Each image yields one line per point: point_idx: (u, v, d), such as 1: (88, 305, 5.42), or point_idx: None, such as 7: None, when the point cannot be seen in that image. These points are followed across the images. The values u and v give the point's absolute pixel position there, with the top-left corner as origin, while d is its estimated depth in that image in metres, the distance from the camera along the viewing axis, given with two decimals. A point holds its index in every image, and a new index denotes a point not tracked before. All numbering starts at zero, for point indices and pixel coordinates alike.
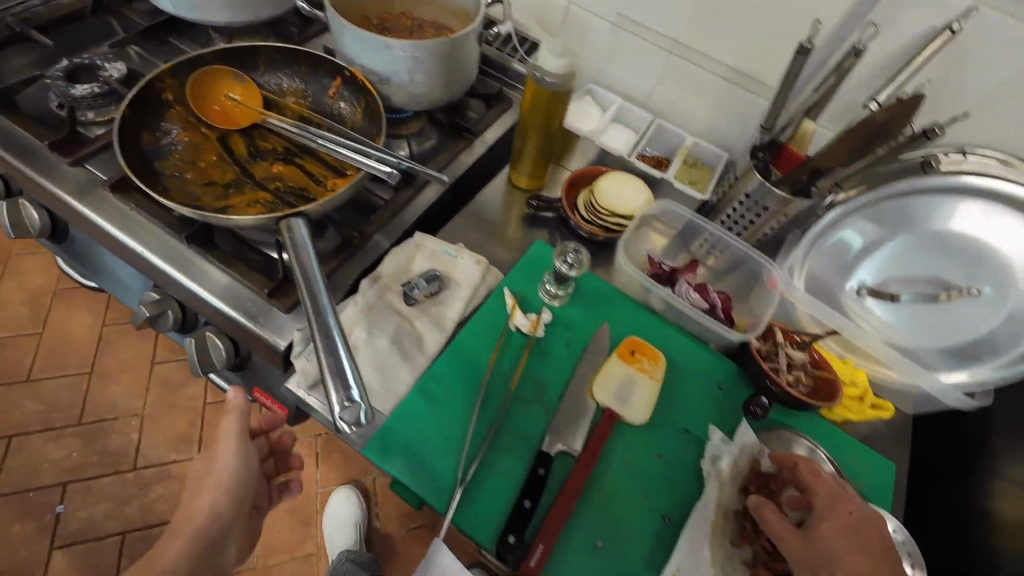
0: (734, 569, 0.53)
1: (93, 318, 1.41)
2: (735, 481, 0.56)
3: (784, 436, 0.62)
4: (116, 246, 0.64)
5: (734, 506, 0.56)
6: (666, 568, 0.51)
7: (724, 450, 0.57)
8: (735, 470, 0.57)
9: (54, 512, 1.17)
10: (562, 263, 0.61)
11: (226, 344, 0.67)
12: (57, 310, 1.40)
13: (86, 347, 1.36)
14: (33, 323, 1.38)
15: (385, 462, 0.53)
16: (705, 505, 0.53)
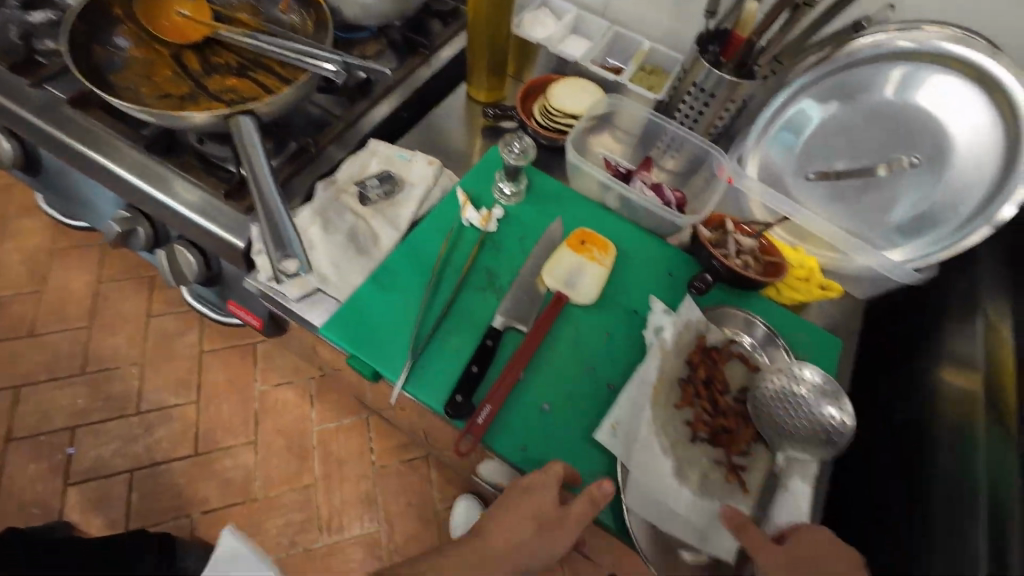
0: (676, 429, 0.55)
1: (89, 275, 1.45)
2: (680, 351, 0.59)
3: (726, 312, 0.64)
4: (82, 161, 0.66)
5: (678, 373, 0.58)
6: (606, 421, 0.54)
7: (664, 318, 0.60)
8: (680, 340, 0.59)
9: (67, 454, 1.24)
10: (507, 152, 0.63)
11: (196, 258, 0.69)
12: (53, 269, 1.44)
13: (84, 303, 1.41)
14: (32, 281, 1.42)
15: (340, 339, 0.57)
16: (650, 369, 0.56)
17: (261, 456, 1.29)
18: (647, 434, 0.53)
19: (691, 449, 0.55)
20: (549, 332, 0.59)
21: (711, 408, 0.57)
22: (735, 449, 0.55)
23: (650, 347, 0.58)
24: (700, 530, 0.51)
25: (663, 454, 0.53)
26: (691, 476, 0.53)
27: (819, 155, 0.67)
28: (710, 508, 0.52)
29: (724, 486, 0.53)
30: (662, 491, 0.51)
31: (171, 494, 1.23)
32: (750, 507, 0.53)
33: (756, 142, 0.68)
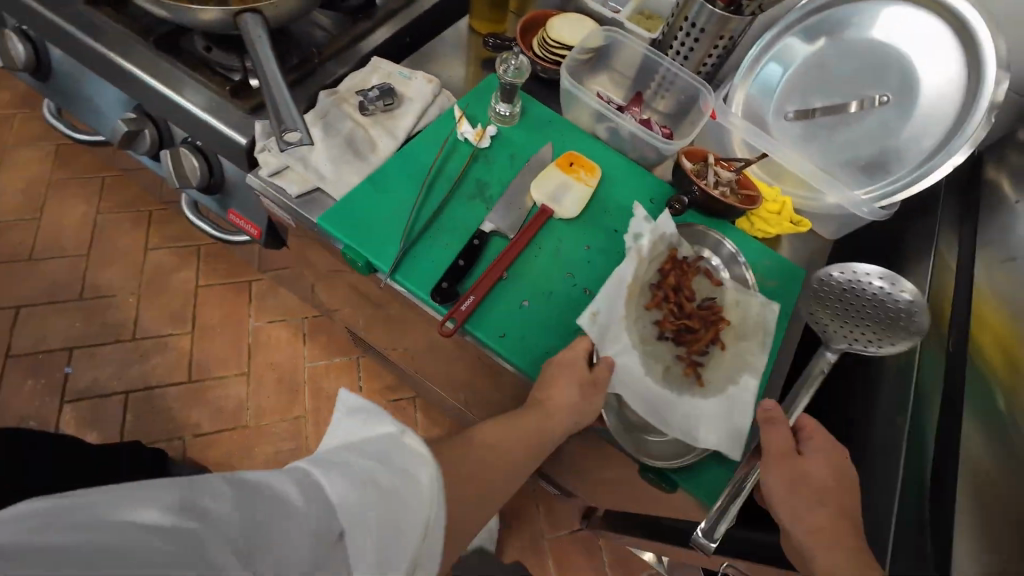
0: (643, 324, 0.61)
1: (88, 206, 1.46)
2: (652, 260, 0.64)
3: (697, 231, 0.68)
4: (94, 58, 0.68)
5: (650, 279, 0.64)
6: (587, 308, 0.59)
7: (645, 228, 0.64)
8: (653, 248, 0.64)
9: (64, 373, 1.28)
10: (504, 69, 0.67)
11: (198, 162, 0.71)
12: (52, 198, 1.46)
13: (82, 232, 1.43)
14: (31, 208, 1.44)
15: (336, 230, 0.60)
16: (626, 271, 0.62)
17: (253, 387, 1.33)
18: (617, 325, 0.60)
19: (656, 344, 0.61)
20: (533, 239, 0.63)
21: (679, 311, 0.62)
22: (697, 348, 0.61)
23: (630, 252, 0.63)
24: (660, 408, 0.57)
25: (630, 344, 0.60)
26: (653, 367, 0.59)
27: (799, 96, 0.71)
28: (672, 393, 0.58)
29: (684, 379, 0.59)
30: (628, 374, 0.58)
31: (164, 417, 1.28)
32: (704, 399, 0.58)
33: (741, 81, 0.72)
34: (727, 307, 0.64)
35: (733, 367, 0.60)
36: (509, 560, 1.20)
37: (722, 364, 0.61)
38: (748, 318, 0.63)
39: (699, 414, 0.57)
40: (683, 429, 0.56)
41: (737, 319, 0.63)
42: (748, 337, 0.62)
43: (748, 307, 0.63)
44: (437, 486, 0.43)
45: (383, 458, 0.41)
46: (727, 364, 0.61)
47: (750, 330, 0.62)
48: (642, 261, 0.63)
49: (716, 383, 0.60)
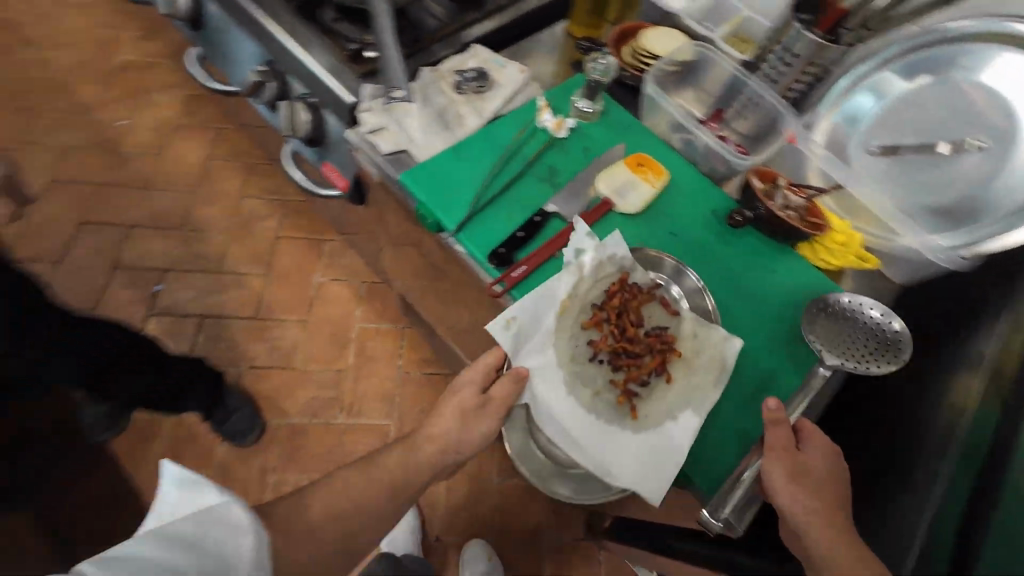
0: (576, 342, 0.65)
1: (202, 152, 1.66)
2: (597, 279, 0.66)
3: (649, 256, 0.67)
4: (243, 15, 0.80)
5: (595, 299, 0.66)
6: (506, 312, 0.62)
7: (592, 245, 0.65)
8: (598, 266, 0.65)
9: (154, 291, 1.45)
10: (593, 67, 0.73)
11: (307, 116, 0.81)
12: (175, 140, 1.67)
13: (194, 172, 1.62)
14: (157, 145, 1.65)
15: (414, 188, 0.67)
16: (563, 291, 0.65)
17: (306, 335, 1.45)
18: (547, 341, 0.64)
19: (590, 366, 0.65)
20: (591, 226, 0.68)
21: (620, 336, 0.65)
22: (633, 378, 0.63)
23: (567, 267, 0.64)
24: (575, 432, 0.61)
25: (558, 361, 0.64)
26: (580, 390, 0.64)
27: (887, 131, 0.70)
28: (591, 420, 0.62)
29: (614, 408, 0.63)
30: (550, 397, 0.63)
31: (227, 346, 1.41)
32: (631, 429, 0.62)
33: (827, 111, 0.73)
34: (676, 335, 0.65)
35: (675, 399, 0.62)
36: (508, 552, 1.21)
37: (660, 394, 0.63)
38: (698, 350, 0.63)
39: (615, 448, 0.61)
40: (599, 463, 0.60)
41: (689, 351, 0.64)
42: (694, 371, 0.63)
43: (705, 337, 0.63)
44: (262, 546, 0.49)
45: (191, 544, 0.45)
46: (668, 400, 0.62)
47: (702, 366, 0.63)
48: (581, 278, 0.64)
49: (646, 416, 0.62)
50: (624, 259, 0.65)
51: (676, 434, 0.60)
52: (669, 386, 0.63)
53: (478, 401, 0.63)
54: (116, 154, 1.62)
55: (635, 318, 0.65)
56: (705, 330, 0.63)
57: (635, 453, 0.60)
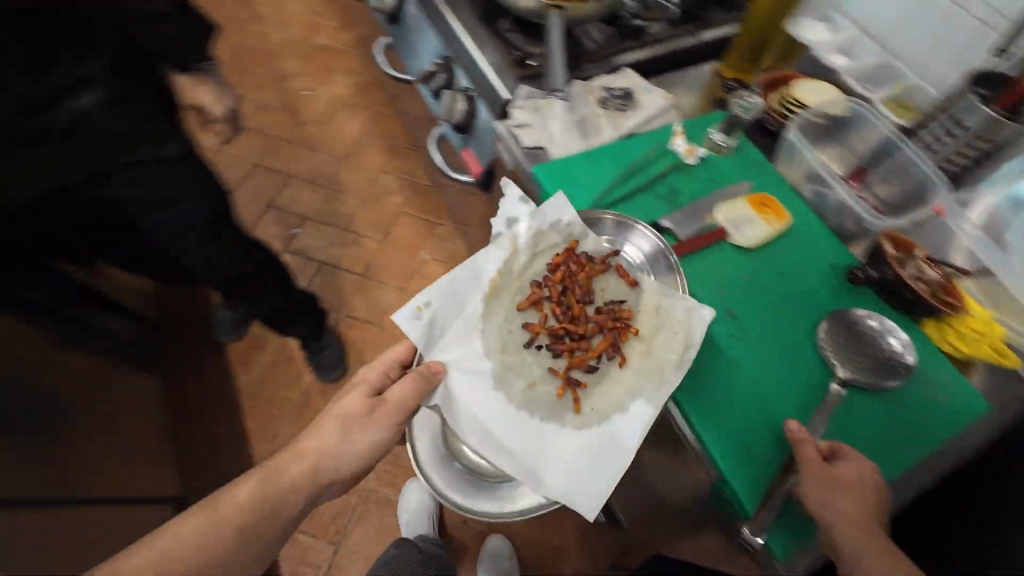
0: (513, 322, 0.73)
1: (360, 127, 1.92)
2: (535, 249, 0.74)
3: (591, 217, 0.71)
4: (436, 16, 0.95)
5: (539, 275, 0.75)
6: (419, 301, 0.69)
7: (525, 219, 0.73)
8: (540, 235, 0.73)
9: (292, 233, 1.69)
10: (738, 104, 0.76)
11: (464, 106, 0.93)
12: (342, 113, 1.94)
13: (348, 142, 1.88)
14: (327, 115, 1.94)
15: (545, 181, 0.73)
16: (493, 269, 0.73)
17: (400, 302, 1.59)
18: (473, 329, 0.71)
19: (525, 354, 0.72)
20: (699, 251, 0.69)
21: (563, 317, 0.73)
22: (580, 364, 0.70)
23: (498, 239, 0.74)
24: (506, 434, 0.66)
25: (485, 353, 0.70)
26: (513, 381, 0.70)
27: None
28: (527, 413, 0.68)
29: (555, 401, 0.69)
30: (466, 400, 0.68)
31: (335, 293, 1.60)
32: (573, 424, 0.67)
33: (989, 193, 0.71)
34: (630, 305, 0.71)
35: (621, 381, 0.68)
36: (529, 558, 1.21)
37: (609, 377, 0.69)
38: (651, 319, 0.68)
39: (548, 454, 0.65)
40: (535, 471, 0.64)
41: (648, 327, 0.68)
42: (654, 345, 0.67)
43: (669, 310, 0.66)
44: None
45: None
46: (618, 387, 0.67)
47: (661, 341, 0.66)
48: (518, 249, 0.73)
49: (590, 408, 0.67)
50: (569, 228, 0.72)
51: (626, 423, 0.64)
52: (622, 369, 0.69)
53: (366, 407, 0.65)
54: (293, 116, 1.92)
55: (582, 289, 0.73)
56: (661, 297, 0.67)
57: (579, 444, 0.65)
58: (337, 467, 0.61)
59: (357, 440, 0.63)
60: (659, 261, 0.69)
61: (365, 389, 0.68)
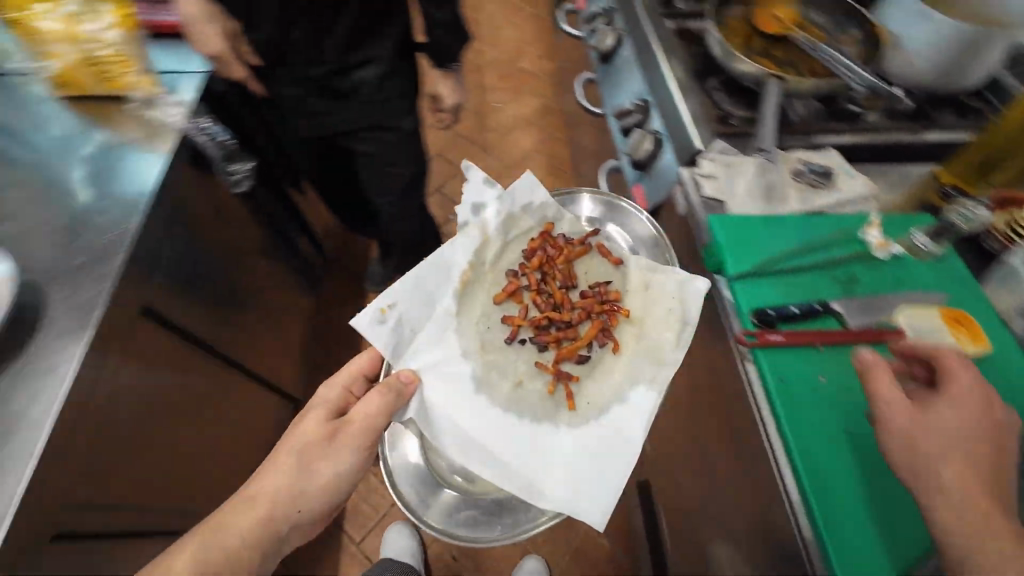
0: (493, 319, 0.87)
1: (533, 143, 2.11)
2: (508, 243, 0.92)
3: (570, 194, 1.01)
4: (651, 63, 1.03)
5: (514, 266, 0.92)
6: (386, 302, 0.79)
7: (495, 205, 0.91)
8: (510, 218, 0.92)
9: (450, 217, 1.90)
10: (957, 213, 0.71)
11: (650, 146, 0.98)
12: (521, 127, 2.16)
13: (519, 154, 2.08)
14: (509, 125, 2.16)
15: (719, 229, 0.75)
16: (465, 260, 0.87)
17: None
18: (448, 326, 0.83)
19: (511, 350, 0.85)
20: (867, 347, 0.65)
21: (545, 306, 0.88)
22: (568, 356, 0.83)
23: (468, 225, 0.89)
24: (496, 444, 0.75)
25: (467, 351, 0.82)
26: (501, 381, 0.81)
27: None
28: (518, 414, 0.77)
29: (547, 398, 0.80)
30: (448, 409, 0.76)
31: None
32: (568, 420, 0.77)
33: None
34: (615, 289, 0.88)
35: (620, 371, 0.80)
36: None
37: (603, 368, 0.82)
38: (635, 298, 0.86)
39: (545, 464, 0.73)
40: (530, 480, 0.72)
41: (637, 307, 0.85)
42: (646, 323, 0.82)
43: (661, 286, 0.83)
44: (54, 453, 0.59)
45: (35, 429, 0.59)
46: (611, 377, 0.80)
47: (654, 311, 0.82)
48: (489, 234, 0.90)
49: (585, 403, 0.79)
50: (543, 209, 0.94)
51: (628, 414, 0.75)
52: (614, 355, 0.83)
53: (327, 430, 0.67)
54: (477, 121, 2.16)
55: (568, 275, 0.91)
56: (654, 278, 0.84)
57: (580, 439, 0.75)
58: (298, 508, 0.64)
59: (321, 466, 0.65)
60: (611, 203, 0.99)
61: (331, 405, 0.72)
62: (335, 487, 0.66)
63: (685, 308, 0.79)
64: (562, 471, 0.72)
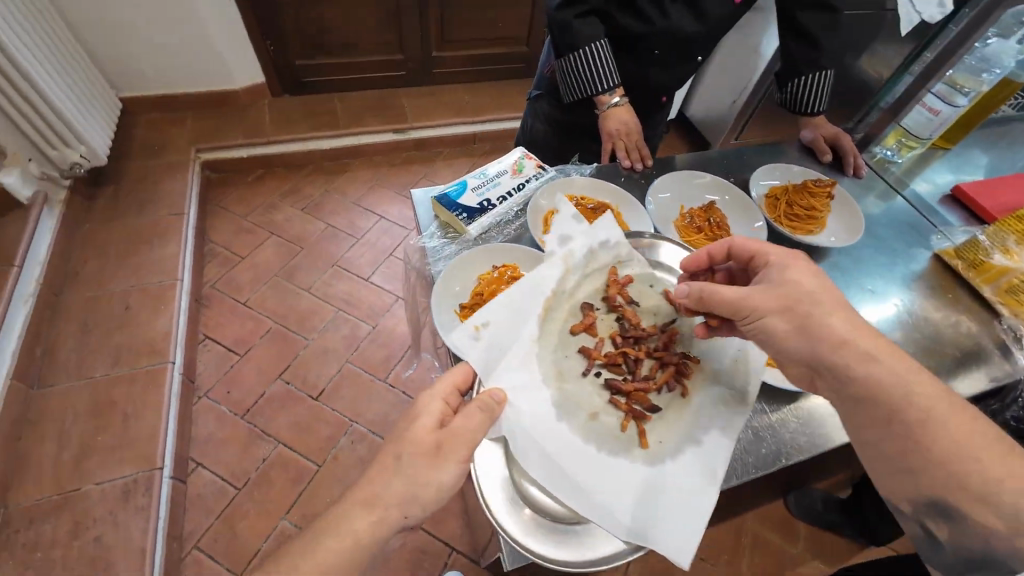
0: (562, 346, 0.66)
1: None
2: (585, 270, 0.72)
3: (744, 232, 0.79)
4: None
5: (591, 297, 0.71)
6: (475, 323, 0.63)
7: (582, 238, 0.72)
8: (592, 253, 0.71)
9: None
10: None
11: None
12: None
13: None
14: None
15: None
16: (551, 282, 0.68)
17: None
18: (529, 354, 0.64)
19: (585, 383, 0.65)
20: None
21: (624, 342, 0.68)
22: (641, 399, 0.63)
23: (551, 256, 0.70)
24: (571, 467, 0.58)
25: (543, 378, 0.63)
26: (576, 412, 0.62)
27: None
28: (594, 448, 0.60)
29: (620, 436, 0.61)
30: (522, 416, 0.59)
31: None
32: (642, 461, 0.60)
33: None
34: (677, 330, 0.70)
35: (684, 421, 0.63)
36: None
37: (676, 410, 0.64)
38: (700, 344, 0.69)
39: (620, 494, 0.57)
40: (612, 505, 0.56)
41: (702, 356, 0.68)
42: (720, 376, 0.66)
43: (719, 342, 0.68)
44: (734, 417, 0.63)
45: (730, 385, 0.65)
46: (679, 421, 0.63)
47: (723, 369, 0.66)
48: (572, 267, 0.70)
49: (658, 442, 0.61)
50: (617, 248, 0.74)
51: (698, 462, 0.60)
52: (683, 400, 0.65)
53: (432, 441, 0.51)
54: None
55: (638, 321, 0.69)
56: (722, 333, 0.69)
57: (657, 481, 0.58)
58: (403, 517, 0.48)
59: (435, 476, 0.49)
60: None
61: (423, 414, 0.54)
62: (439, 501, 0.50)
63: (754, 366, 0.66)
64: (645, 505, 0.56)
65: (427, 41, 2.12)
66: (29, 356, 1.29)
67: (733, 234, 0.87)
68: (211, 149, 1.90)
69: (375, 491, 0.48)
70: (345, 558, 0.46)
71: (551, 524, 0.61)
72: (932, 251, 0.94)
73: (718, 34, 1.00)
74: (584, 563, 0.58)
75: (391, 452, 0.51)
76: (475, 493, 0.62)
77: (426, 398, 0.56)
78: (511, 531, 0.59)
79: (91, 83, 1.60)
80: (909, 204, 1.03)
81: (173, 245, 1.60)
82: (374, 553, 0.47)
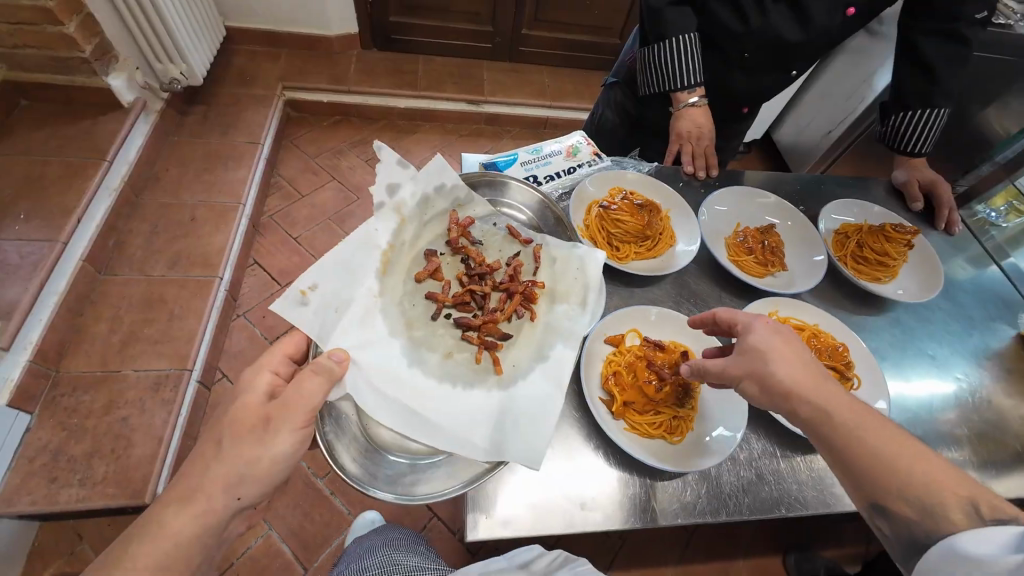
0: (401, 291, 0.69)
1: None
2: (421, 220, 0.75)
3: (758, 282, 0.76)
4: None
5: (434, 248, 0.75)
6: (303, 288, 0.62)
7: (410, 185, 0.74)
8: (423, 199, 0.75)
9: None
10: None
11: None
12: None
13: None
14: None
15: None
16: (386, 236, 0.70)
17: None
18: (371, 308, 0.65)
19: (437, 326, 0.69)
20: None
21: (470, 281, 0.73)
22: (491, 330, 0.68)
23: (382, 209, 0.71)
24: (423, 408, 0.59)
25: (390, 331, 0.65)
26: (429, 354, 0.65)
27: None
28: (449, 385, 0.62)
29: (475, 367, 0.65)
30: (373, 366, 0.60)
31: None
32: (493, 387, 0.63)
33: None
34: (522, 259, 0.74)
35: (532, 343, 0.68)
36: None
37: (526, 335, 0.69)
38: (544, 270, 0.74)
39: (474, 429, 0.58)
40: (475, 440, 0.57)
41: (548, 277, 0.73)
42: (560, 294, 0.71)
43: (567, 257, 0.73)
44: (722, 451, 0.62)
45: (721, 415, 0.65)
46: (527, 344, 0.68)
47: (564, 287, 0.71)
48: (403, 215, 0.72)
49: (511, 366, 0.65)
50: (454, 191, 0.77)
51: (546, 376, 0.63)
52: (532, 324, 0.69)
53: (260, 418, 0.53)
54: None
55: (481, 258, 0.74)
56: (562, 252, 0.73)
57: (508, 402, 0.61)
58: (237, 497, 0.51)
59: (262, 450, 0.52)
60: (547, 213, 0.80)
61: (248, 391, 0.56)
62: (273, 475, 0.53)
63: (591, 280, 0.71)
64: (500, 425, 0.59)
65: (519, 17, 2.09)
66: (102, 244, 1.41)
67: (786, 264, 0.80)
68: (297, 88, 1.98)
69: (196, 482, 0.50)
70: (189, 539, 0.49)
71: (422, 465, 0.60)
72: (1017, 329, 0.83)
73: (819, 49, 0.93)
74: (449, 492, 0.57)
75: (218, 436, 0.52)
76: (328, 462, 0.58)
77: (246, 380, 0.57)
78: (361, 479, 0.57)
79: (204, 8, 1.72)
80: (1004, 275, 0.91)
81: (243, 170, 1.69)
82: (217, 527, 0.51)
